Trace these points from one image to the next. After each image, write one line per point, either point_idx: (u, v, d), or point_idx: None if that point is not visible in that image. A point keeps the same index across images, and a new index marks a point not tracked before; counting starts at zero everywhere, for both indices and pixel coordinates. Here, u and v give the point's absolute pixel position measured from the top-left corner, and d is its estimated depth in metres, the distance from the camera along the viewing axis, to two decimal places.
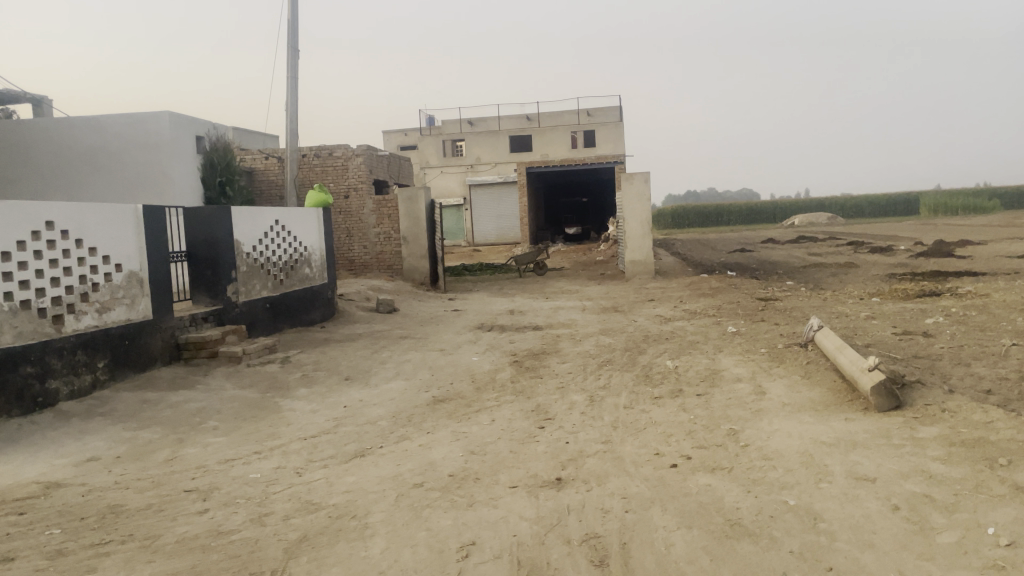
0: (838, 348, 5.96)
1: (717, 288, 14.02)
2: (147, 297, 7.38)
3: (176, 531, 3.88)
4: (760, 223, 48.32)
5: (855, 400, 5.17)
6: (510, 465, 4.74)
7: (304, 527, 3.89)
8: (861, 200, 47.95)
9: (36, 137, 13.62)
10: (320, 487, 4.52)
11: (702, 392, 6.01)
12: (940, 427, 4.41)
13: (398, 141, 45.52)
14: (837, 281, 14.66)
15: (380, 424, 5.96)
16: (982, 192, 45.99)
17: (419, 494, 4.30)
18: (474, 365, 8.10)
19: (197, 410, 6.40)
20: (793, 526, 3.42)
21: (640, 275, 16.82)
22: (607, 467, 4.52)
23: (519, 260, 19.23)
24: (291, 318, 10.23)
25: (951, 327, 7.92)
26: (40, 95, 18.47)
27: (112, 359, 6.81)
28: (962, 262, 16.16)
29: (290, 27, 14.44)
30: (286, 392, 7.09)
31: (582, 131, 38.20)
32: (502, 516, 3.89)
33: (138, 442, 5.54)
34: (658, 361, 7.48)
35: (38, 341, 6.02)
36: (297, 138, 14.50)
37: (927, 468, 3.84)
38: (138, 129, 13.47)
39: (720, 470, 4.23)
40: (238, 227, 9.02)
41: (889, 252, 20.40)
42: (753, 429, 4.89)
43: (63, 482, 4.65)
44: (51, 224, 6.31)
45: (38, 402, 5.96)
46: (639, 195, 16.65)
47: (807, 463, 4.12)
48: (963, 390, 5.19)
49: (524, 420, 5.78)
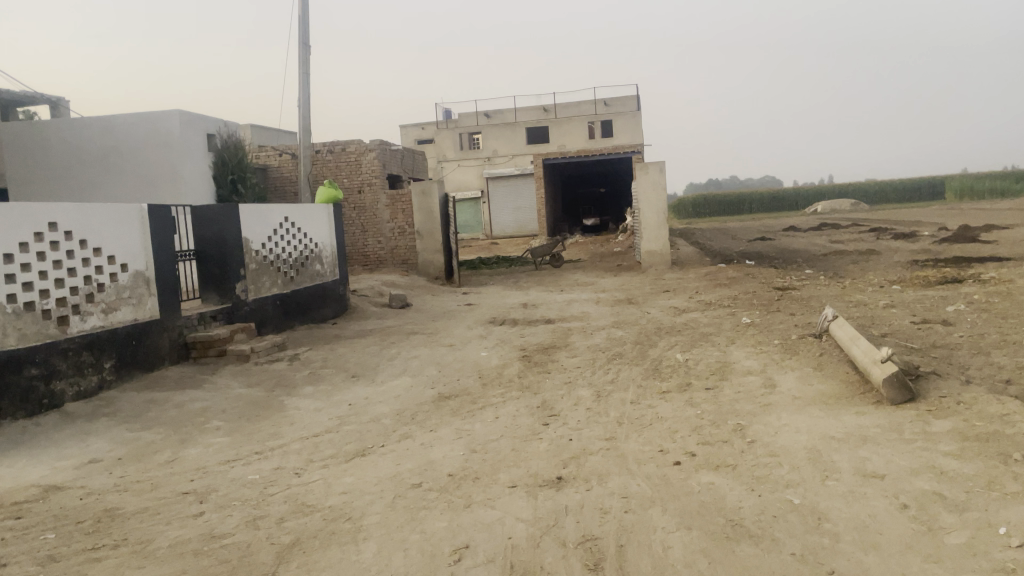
0: (851, 339, 5.79)
1: (734, 278, 13.80)
2: (154, 296, 7.38)
3: (169, 535, 3.84)
4: (782, 211, 47.64)
5: (867, 393, 5.00)
6: (511, 464, 4.64)
7: (298, 529, 3.83)
8: (885, 185, 47.14)
9: (49, 139, 13.74)
10: (317, 488, 4.46)
11: (711, 386, 5.87)
12: (955, 420, 4.24)
13: (415, 135, 45.51)
14: (857, 269, 14.40)
15: (383, 422, 5.91)
16: (1010, 175, 45.05)
17: (416, 494, 4.23)
18: (482, 360, 8.02)
19: (202, 410, 6.39)
20: (795, 527, 3.29)
21: (656, 265, 16.64)
22: (608, 465, 4.41)
23: (535, 252, 19.09)
24: (302, 315, 10.21)
25: (972, 314, 7.69)
26: (58, 97, 18.68)
27: (119, 359, 6.82)
28: (986, 248, 15.83)
29: (302, 22, 14.41)
30: (292, 390, 7.06)
31: (601, 121, 37.65)
32: (497, 518, 3.80)
33: (140, 443, 5.54)
34: (669, 354, 7.34)
35: (43, 343, 6.02)
36: (310, 134, 14.50)
37: (938, 464, 3.68)
38: (150, 128, 13.53)
39: (724, 468, 4.10)
40: (246, 226, 8.99)
41: (912, 238, 20.04)
42: (761, 424, 4.75)
43: (62, 485, 4.64)
44: (54, 225, 6.29)
45: (44, 404, 5.97)
46: (655, 185, 16.40)
47: (814, 460, 3.98)
48: (981, 380, 5.01)
49: (528, 417, 5.69)
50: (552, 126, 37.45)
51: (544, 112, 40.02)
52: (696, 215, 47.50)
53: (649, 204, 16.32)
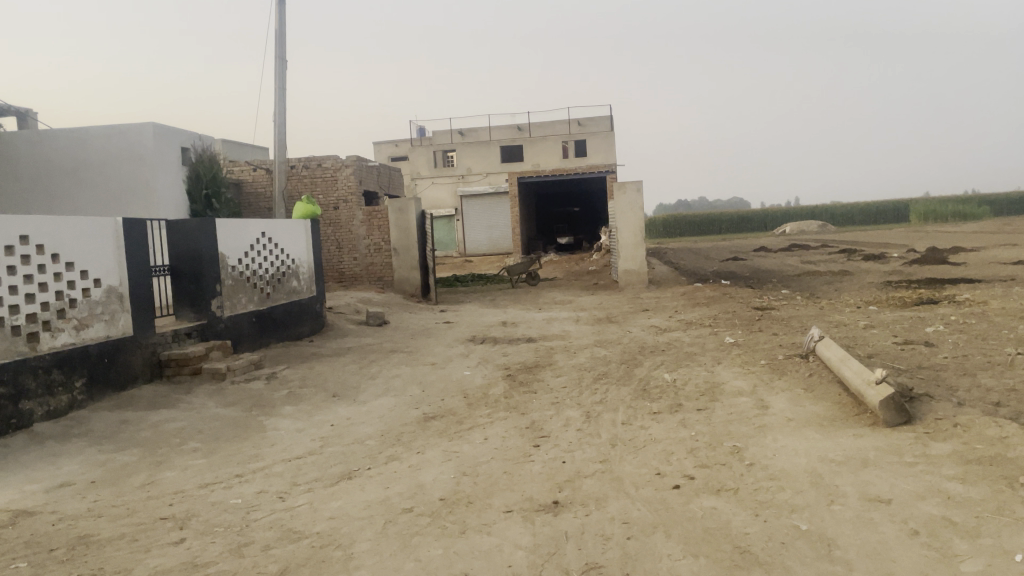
0: (842, 360, 5.78)
1: (712, 297, 13.85)
2: (128, 313, 7.13)
3: (148, 564, 3.63)
4: (751, 231, 48.34)
5: (861, 415, 4.98)
6: (504, 488, 4.51)
7: (286, 558, 3.65)
8: (852, 207, 48.10)
9: (18, 150, 13.40)
10: (303, 514, 4.28)
11: (702, 407, 5.80)
12: (954, 443, 4.24)
13: (389, 151, 45.47)
14: (832, 289, 14.56)
15: (368, 444, 5.73)
16: (971, 199, 46.34)
17: (407, 520, 4.07)
18: (466, 380, 7.86)
19: (177, 431, 6.14)
20: (806, 554, 3.21)
21: (633, 284, 16.66)
22: (606, 489, 4.30)
23: (511, 270, 19.00)
24: (278, 332, 9.97)
25: (952, 335, 7.76)
26: (25, 108, 18.26)
27: (91, 377, 6.55)
28: (955, 269, 16.17)
29: (279, 36, 14.28)
30: (271, 410, 6.84)
31: (573, 141, 38.39)
32: (496, 545, 3.66)
33: (114, 466, 5.29)
34: (656, 374, 7.27)
35: (11, 360, 5.75)
36: (285, 150, 14.31)
37: (944, 489, 3.65)
38: (122, 141, 13.21)
39: (726, 492, 4.01)
40: (223, 241, 8.76)
41: (882, 259, 20.40)
42: (758, 446, 4.69)
43: (32, 510, 4.39)
44: (26, 238, 6.05)
45: (12, 424, 5.69)
46: (632, 205, 16.44)
47: (816, 484, 3.92)
48: (973, 402, 5.02)
49: (517, 438, 5.55)
50: (526, 144, 37.71)
51: (518, 131, 40.27)
52: (666, 234, 48.04)
53: (626, 223, 16.38)
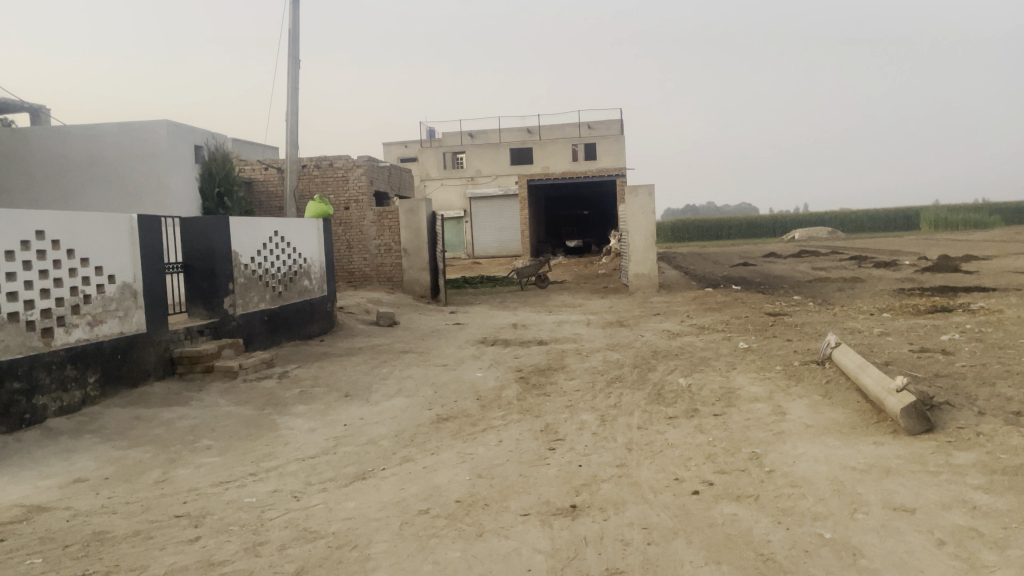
0: (860, 367, 5.72)
1: (723, 302, 13.79)
2: (142, 310, 7.13)
3: (164, 561, 3.61)
4: (760, 237, 48.19)
5: (881, 423, 4.92)
6: (520, 490, 4.48)
7: (303, 558, 3.63)
8: (861, 215, 47.91)
9: (32, 147, 13.45)
10: (318, 513, 4.25)
11: (718, 413, 5.75)
12: (977, 452, 4.19)
13: (398, 153, 45.60)
14: (845, 296, 14.48)
15: (382, 444, 5.71)
16: (983, 208, 46.12)
17: (424, 521, 4.04)
18: (479, 382, 7.82)
19: (191, 428, 6.14)
20: (831, 563, 3.17)
21: (643, 288, 16.60)
22: (623, 493, 4.26)
23: (521, 273, 18.97)
24: (289, 332, 9.96)
25: (968, 344, 7.69)
26: (39, 105, 18.38)
27: (104, 374, 6.56)
28: (968, 277, 16.07)
29: (292, 36, 14.31)
30: (284, 409, 6.83)
31: (584, 144, 38.19)
32: (514, 548, 3.63)
33: (128, 462, 5.28)
34: (670, 379, 7.21)
35: (25, 355, 5.76)
36: (298, 148, 14.33)
37: (970, 499, 3.61)
38: (136, 138, 13.26)
39: (746, 498, 3.97)
40: (236, 239, 8.77)
41: (894, 267, 20.27)
42: (777, 452, 4.64)
43: (47, 505, 4.39)
44: (41, 233, 6.06)
45: (25, 419, 5.69)
46: (644, 208, 16.37)
47: (839, 492, 3.88)
48: (994, 411, 4.97)
49: (532, 441, 5.52)
50: (536, 147, 37.84)
51: (528, 133, 40.28)
52: (675, 239, 47.97)
53: (638, 227, 16.31)
